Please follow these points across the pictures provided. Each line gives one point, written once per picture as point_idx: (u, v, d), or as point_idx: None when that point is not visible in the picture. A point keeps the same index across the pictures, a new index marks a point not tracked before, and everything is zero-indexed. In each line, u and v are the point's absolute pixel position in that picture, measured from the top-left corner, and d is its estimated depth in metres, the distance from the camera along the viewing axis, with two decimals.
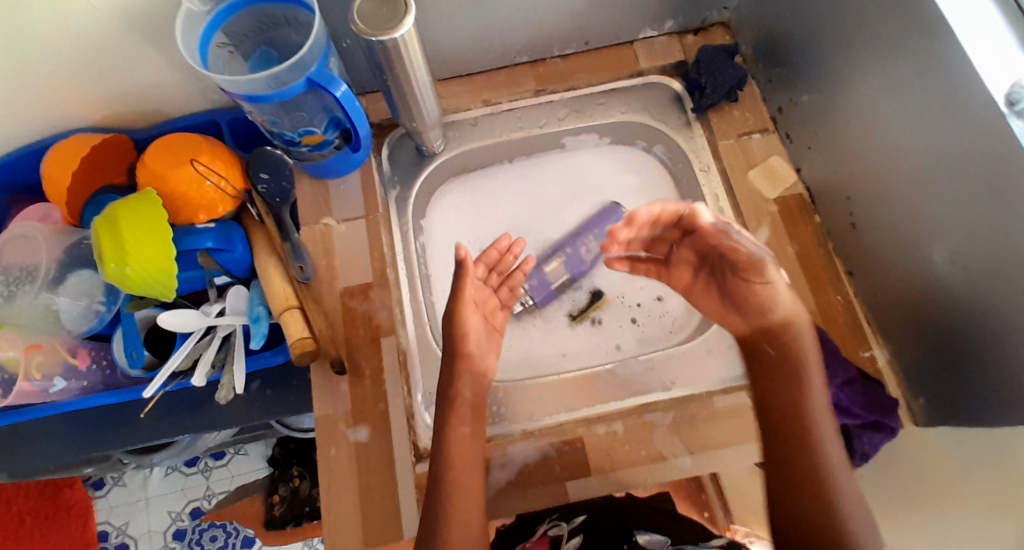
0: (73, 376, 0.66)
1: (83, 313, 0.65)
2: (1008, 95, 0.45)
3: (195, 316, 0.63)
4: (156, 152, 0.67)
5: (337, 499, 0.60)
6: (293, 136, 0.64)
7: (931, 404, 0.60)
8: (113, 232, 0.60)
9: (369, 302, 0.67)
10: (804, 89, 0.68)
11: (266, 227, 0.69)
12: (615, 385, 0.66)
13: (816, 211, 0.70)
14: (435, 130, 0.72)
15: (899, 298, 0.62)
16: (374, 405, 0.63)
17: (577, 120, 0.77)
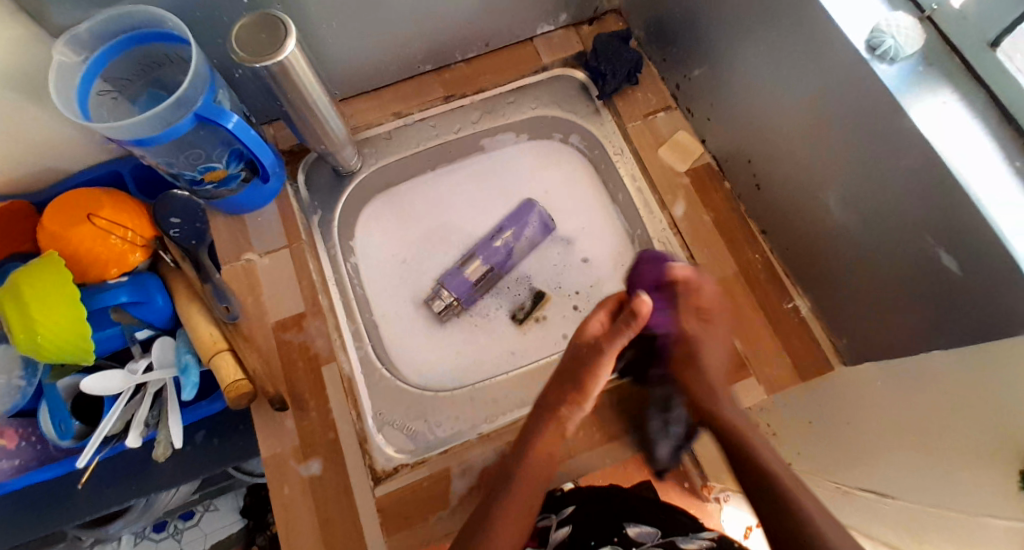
0: (3, 457, 0.62)
1: (3, 390, 0.62)
2: (868, 42, 0.49)
3: (120, 375, 0.61)
4: (52, 211, 0.64)
5: (298, 538, 0.58)
6: (194, 175, 0.63)
7: (852, 343, 0.63)
8: (15, 305, 0.57)
9: (304, 331, 0.66)
10: (696, 63, 0.71)
11: (184, 272, 0.67)
12: None
13: (725, 177, 0.73)
14: (347, 149, 0.72)
15: (811, 248, 0.65)
16: (323, 435, 0.62)
17: (489, 121, 0.78)
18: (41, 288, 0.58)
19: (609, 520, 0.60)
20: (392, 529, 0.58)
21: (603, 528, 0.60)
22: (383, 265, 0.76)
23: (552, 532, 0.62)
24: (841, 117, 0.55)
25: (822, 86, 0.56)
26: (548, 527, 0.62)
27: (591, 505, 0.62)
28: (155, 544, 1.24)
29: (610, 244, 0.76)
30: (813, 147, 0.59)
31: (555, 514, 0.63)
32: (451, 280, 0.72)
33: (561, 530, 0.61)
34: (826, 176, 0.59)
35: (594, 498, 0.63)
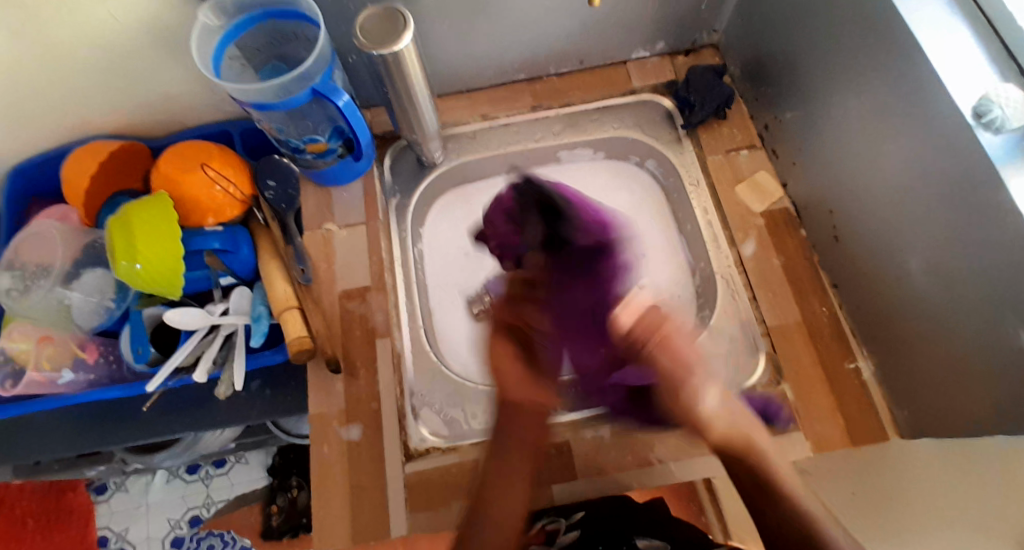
0: (82, 369, 0.67)
1: (93, 309, 0.68)
2: (975, 108, 0.48)
3: (200, 314, 0.66)
4: (168, 157, 0.70)
5: (328, 496, 0.61)
6: (298, 144, 0.68)
7: (913, 414, 0.60)
8: (124, 230, 0.63)
9: (366, 304, 0.69)
10: (789, 106, 0.71)
11: (271, 231, 0.72)
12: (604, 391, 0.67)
13: (802, 225, 0.72)
14: (435, 142, 0.75)
15: (879, 309, 0.63)
16: (367, 404, 0.65)
17: (572, 134, 0.80)
18: (150, 221, 0.64)
19: (619, 534, 0.57)
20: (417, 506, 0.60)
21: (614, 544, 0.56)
22: (448, 257, 0.78)
23: (561, 537, 0.58)
24: (932, 181, 0.53)
25: (918, 147, 0.55)
26: (558, 531, 0.58)
27: (602, 513, 0.59)
28: (185, 484, 1.32)
29: (672, 273, 0.77)
30: (897, 207, 0.58)
31: (564, 519, 0.59)
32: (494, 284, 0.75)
33: (568, 535, 0.58)
34: (908, 238, 0.58)
35: (604, 508, 0.59)
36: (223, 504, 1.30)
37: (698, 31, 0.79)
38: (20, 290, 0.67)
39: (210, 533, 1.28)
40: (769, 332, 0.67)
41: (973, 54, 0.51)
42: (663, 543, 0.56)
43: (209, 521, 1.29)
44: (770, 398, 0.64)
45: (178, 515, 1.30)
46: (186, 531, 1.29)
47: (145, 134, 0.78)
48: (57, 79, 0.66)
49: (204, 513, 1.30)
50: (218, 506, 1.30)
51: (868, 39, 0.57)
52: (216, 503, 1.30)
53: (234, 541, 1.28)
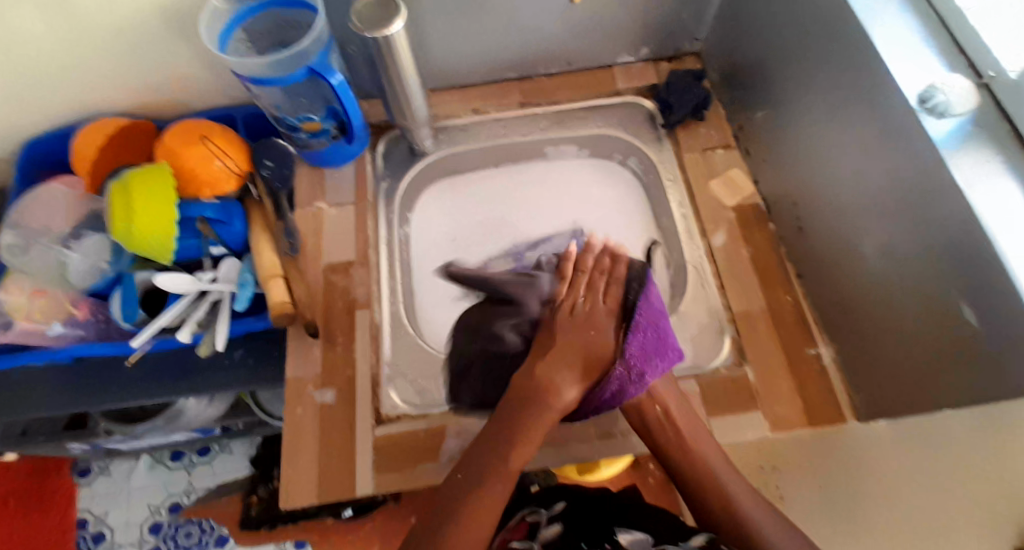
0: (72, 324, 0.70)
1: (89, 270, 0.70)
2: (920, 97, 0.53)
3: (188, 279, 0.68)
4: (173, 130, 0.74)
5: (299, 455, 0.63)
6: (294, 122, 0.72)
7: (870, 399, 0.63)
8: (124, 195, 0.66)
9: (349, 277, 0.72)
10: (761, 107, 0.74)
11: (264, 207, 0.75)
12: None
13: (771, 220, 0.75)
14: (425, 129, 0.78)
15: (842, 298, 0.66)
16: (344, 370, 0.67)
17: (558, 130, 0.83)
18: (151, 185, 0.67)
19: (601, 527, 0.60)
20: (384, 465, 0.62)
21: (595, 533, 0.60)
22: (434, 242, 0.82)
23: (540, 529, 0.62)
24: (889, 170, 0.57)
25: (875, 142, 0.58)
26: (537, 524, 0.63)
27: (581, 503, 0.64)
28: (169, 470, 1.32)
29: (647, 266, 0.80)
30: (858, 199, 0.61)
31: (545, 511, 0.65)
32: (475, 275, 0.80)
33: (550, 529, 0.61)
34: (866, 228, 0.61)
35: (589, 500, 0.64)
36: (205, 491, 1.29)
37: (681, 39, 0.84)
38: (20, 246, 0.70)
39: (189, 521, 1.28)
40: (734, 318, 0.71)
41: (922, 53, 0.56)
42: (645, 537, 0.57)
43: (188, 509, 1.28)
44: (732, 380, 0.67)
45: (159, 501, 1.30)
46: (165, 518, 1.28)
47: (149, 113, 0.82)
48: (70, 55, 0.70)
49: (185, 500, 1.29)
50: (200, 493, 1.29)
51: (832, 41, 0.61)
52: (199, 490, 1.30)
53: (214, 529, 1.26)
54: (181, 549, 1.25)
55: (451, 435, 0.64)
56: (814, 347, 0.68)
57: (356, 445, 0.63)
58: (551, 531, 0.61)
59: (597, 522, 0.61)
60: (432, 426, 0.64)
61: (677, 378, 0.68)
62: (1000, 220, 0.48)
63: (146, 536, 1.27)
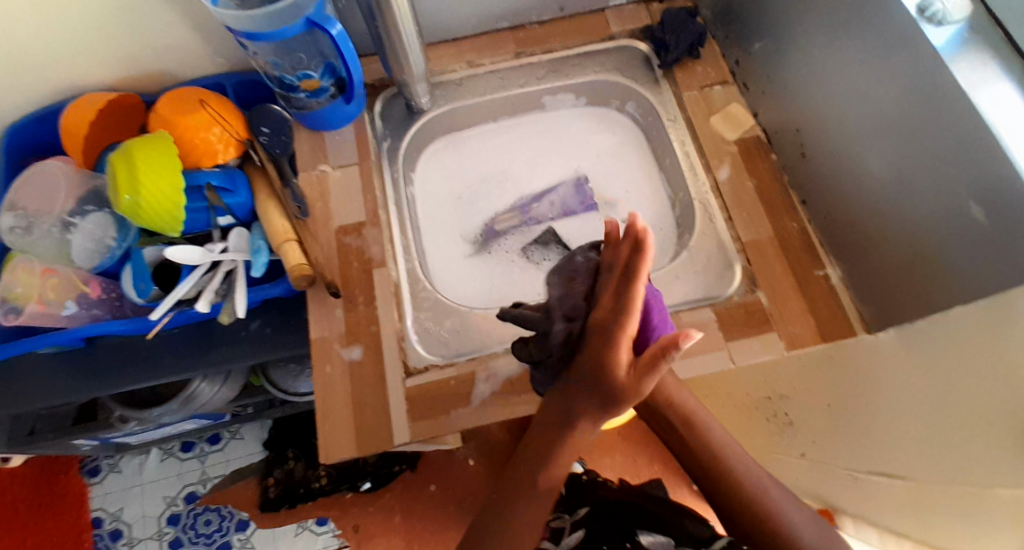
0: (85, 303, 0.68)
1: (95, 247, 0.69)
2: (919, 5, 0.55)
3: (200, 251, 0.67)
4: (167, 99, 0.72)
5: (332, 412, 0.63)
6: (293, 80, 0.71)
7: (880, 310, 0.65)
8: (127, 164, 0.64)
9: (362, 238, 0.72)
10: (757, 37, 0.75)
11: (266, 171, 0.74)
12: None
13: (772, 150, 0.76)
14: (422, 85, 0.78)
15: (847, 218, 0.67)
16: (367, 327, 0.67)
17: (555, 79, 0.84)
18: (152, 157, 0.65)
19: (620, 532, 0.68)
20: (418, 414, 0.63)
21: (615, 538, 0.67)
22: (440, 200, 0.82)
23: (566, 535, 0.70)
24: (892, 80, 0.58)
25: (874, 55, 0.59)
26: (562, 530, 0.70)
27: (601, 516, 0.71)
28: (181, 462, 1.31)
29: (653, 207, 0.81)
30: (858, 117, 0.63)
31: (569, 516, 0.73)
32: (485, 230, 0.81)
33: (573, 535, 0.70)
34: (868, 144, 0.63)
35: (606, 506, 0.73)
36: (220, 478, 1.30)
37: None
38: (22, 228, 0.69)
39: (207, 509, 1.28)
40: (744, 248, 0.72)
41: None
42: (665, 539, 0.65)
43: (206, 497, 1.28)
44: (746, 306, 0.69)
45: (174, 492, 1.29)
46: (183, 508, 1.28)
47: (138, 88, 0.80)
48: (56, 28, 0.68)
49: (201, 489, 1.29)
50: (214, 481, 1.30)
51: None
52: (212, 479, 1.30)
53: (232, 515, 1.27)
54: (202, 537, 1.25)
55: (480, 380, 0.65)
56: (822, 268, 0.70)
57: (388, 397, 0.64)
58: (574, 538, 0.69)
59: (616, 530, 0.69)
60: (460, 374, 0.65)
61: (694, 307, 0.70)
62: (1003, 114, 0.49)
63: (165, 527, 1.27)
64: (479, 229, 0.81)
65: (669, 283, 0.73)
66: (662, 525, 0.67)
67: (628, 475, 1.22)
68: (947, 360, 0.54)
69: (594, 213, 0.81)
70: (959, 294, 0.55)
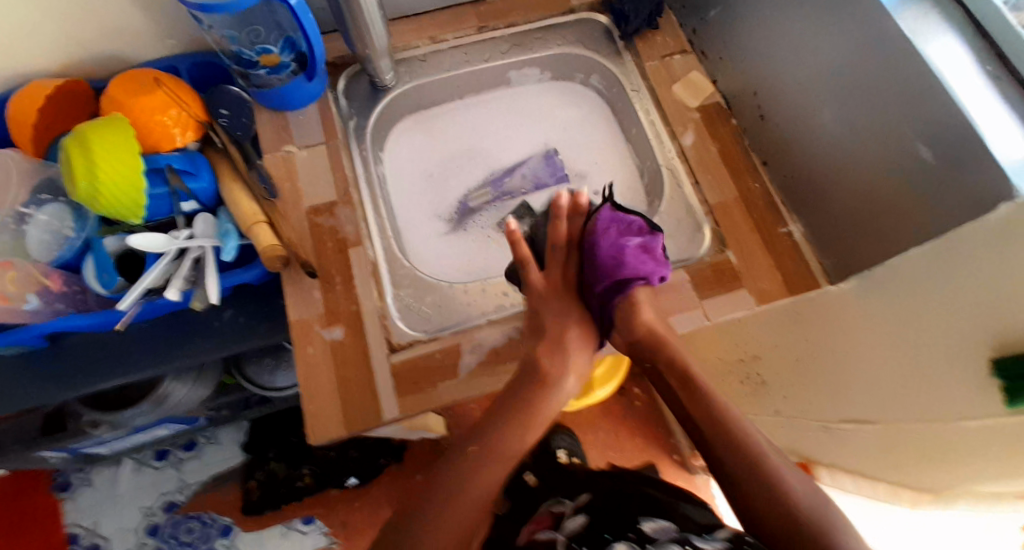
0: (48, 296, 0.64)
1: (53, 238, 0.66)
2: None
3: (164, 238, 0.65)
4: (119, 83, 0.69)
5: (316, 393, 0.62)
6: (251, 55, 0.70)
7: (840, 260, 0.68)
8: (81, 150, 0.61)
9: (335, 217, 0.71)
10: (712, 4, 0.77)
11: (229, 154, 0.72)
12: None
13: (732, 114, 0.78)
14: (386, 61, 0.77)
15: (807, 175, 0.70)
16: (347, 306, 0.67)
17: (519, 53, 0.84)
18: (110, 143, 0.62)
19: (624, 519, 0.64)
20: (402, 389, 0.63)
21: (619, 524, 0.63)
22: (412, 180, 0.82)
23: (567, 521, 0.66)
24: (842, 36, 0.61)
25: (825, 12, 0.62)
26: (563, 515, 0.67)
27: (603, 500, 0.69)
28: (156, 471, 1.27)
29: (622, 177, 0.83)
30: (812, 74, 0.66)
31: (568, 503, 0.69)
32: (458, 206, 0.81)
33: (575, 520, 0.66)
34: (822, 98, 0.65)
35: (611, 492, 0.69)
36: (197, 485, 1.25)
37: None
38: None
39: (188, 517, 1.24)
40: (711, 209, 0.74)
41: None
42: (669, 525, 0.62)
43: (185, 505, 1.24)
44: (716, 264, 0.71)
45: (150, 503, 1.25)
46: (162, 518, 1.24)
47: (87, 76, 0.76)
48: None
49: (179, 498, 1.25)
50: (192, 488, 1.25)
51: None
52: (190, 486, 1.26)
53: (214, 521, 1.23)
54: (183, 546, 1.22)
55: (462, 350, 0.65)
56: (783, 222, 0.73)
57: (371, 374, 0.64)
58: (577, 522, 0.65)
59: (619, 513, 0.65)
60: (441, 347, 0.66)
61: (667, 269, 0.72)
62: (945, 61, 0.53)
63: (144, 539, 1.22)
64: (452, 206, 0.81)
65: None
66: (665, 513, 0.64)
67: (611, 450, 1.25)
68: (908, 298, 0.58)
69: (566, 186, 0.83)
70: (910, 234, 0.59)
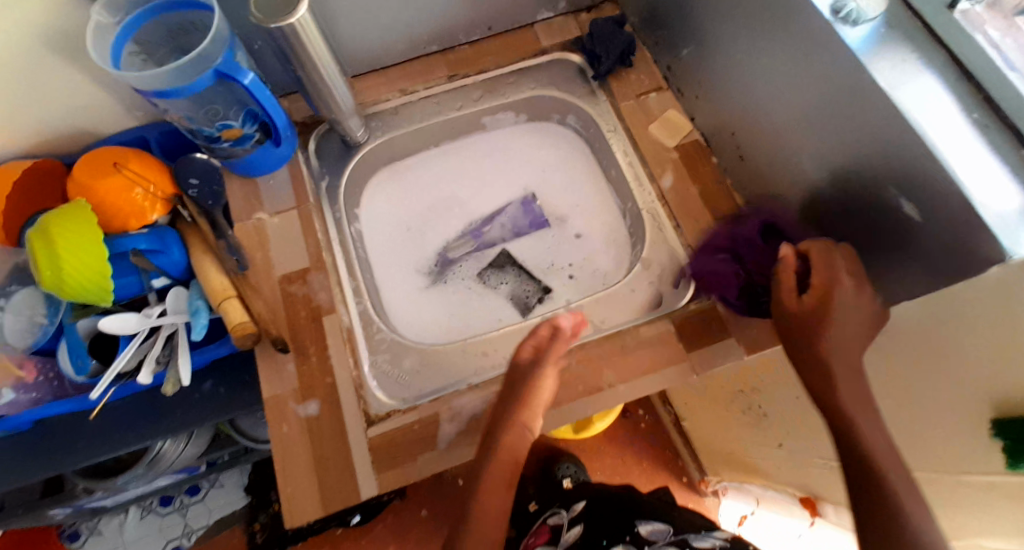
0: (23, 388, 0.66)
1: (27, 327, 0.67)
2: (831, 6, 0.54)
3: (136, 317, 0.65)
4: (83, 164, 0.69)
5: (292, 473, 0.61)
6: (212, 131, 0.68)
7: None
8: (45, 242, 0.61)
9: (307, 285, 0.69)
10: (684, 43, 0.75)
11: (199, 228, 0.71)
12: None
13: (712, 153, 0.76)
14: (354, 120, 0.76)
15: (791, 215, 0.67)
16: (321, 379, 0.65)
17: (491, 99, 0.82)
18: (71, 231, 0.62)
19: (622, 524, 0.67)
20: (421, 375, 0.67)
21: (616, 529, 0.67)
22: (389, 235, 0.81)
23: (564, 533, 0.68)
24: (812, 81, 0.58)
25: (796, 57, 0.59)
26: (560, 528, 0.69)
27: (603, 516, 0.68)
28: (161, 517, 1.27)
29: (604, 218, 0.81)
30: (787, 118, 0.63)
31: (566, 512, 0.72)
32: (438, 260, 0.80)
33: (572, 531, 0.68)
34: (801, 141, 0.62)
35: (606, 497, 0.71)
36: (203, 530, 1.26)
37: None
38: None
39: None
40: (695, 254, 0.71)
41: None
42: (663, 527, 0.66)
43: None
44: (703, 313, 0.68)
45: None
46: None
47: (58, 152, 0.76)
48: None
49: (185, 543, 1.26)
50: (198, 533, 1.26)
51: None
52: (196, 531, 1.27)
53: None
54: None
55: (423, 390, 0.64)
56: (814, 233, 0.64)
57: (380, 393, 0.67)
58: (573, 534, 0.68)
59: (618, 522, 0.67)
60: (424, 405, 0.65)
61: (652, 320, 0.69)
62: (922, 108, 0.50)
63: None
64: (431, 260, 0.80)
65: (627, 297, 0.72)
66: (660, 515, 0.68)
67: (617, 473, 1.19)
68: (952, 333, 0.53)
69: (547, 231, 0.81)
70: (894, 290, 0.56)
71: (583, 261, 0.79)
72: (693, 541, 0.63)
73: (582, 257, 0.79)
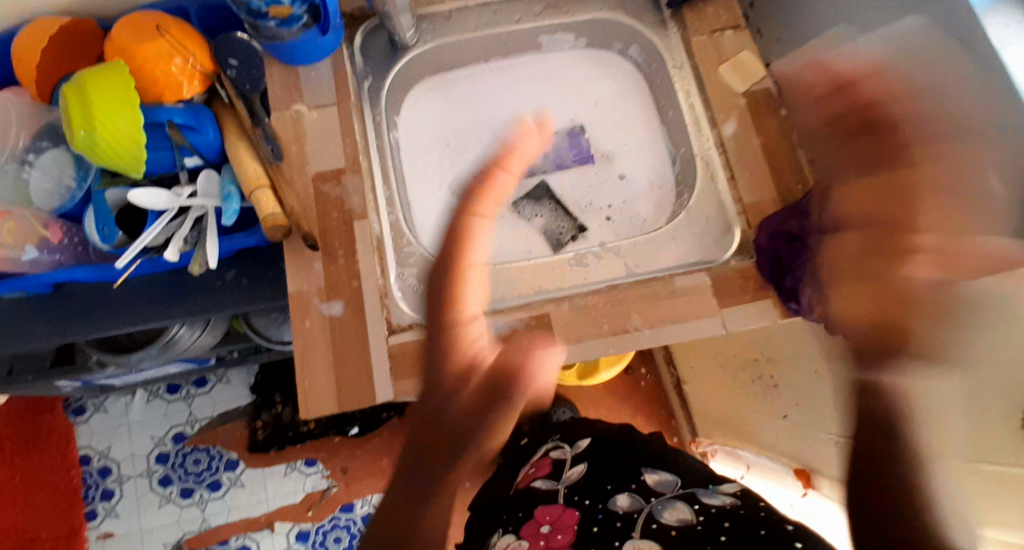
0: (47, 249, 0.65)
1: (54, 188, 0.67)
2: None
3: (166, 195, 0.63)
4: (122, 27, 0.66)
5: (310, 369, 0.61)
6: (260, 6, 0.63)
7: None
8: (79, 95, 0.59)
9: (341, 186, 0.67)
10: None
11: (236, 110, 0.68)
12: (602, 266, 0.69)
13: (783, 105, 0.71)
14: (407, 18, 0.71)
15: None
16: (347, 281, 0.64)
17: (554, 15, 0.77)
18: (105, 89, 0.60)
19: (627, 470, 0.64)
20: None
21: (620, 476, 0.63)
22: (427, 148, 0.78)
23: (569, 470, 0.67)
24: None
25: None
26: (565, 465, 0.68)
27: (608, 456, 0.67)
28: (167, 403, 1.29)
29: (654, 160, 0.77)
30: None
31: (569, 449, 0.72)
32: None
33: (577, 470, 0.67)
34: None
35: (614, 439, 0.70)
36: (207, 420, 1.28)
37: None
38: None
39: (195, 449, 1.27)
40: (746, 209, 0.68)
41: None
42: (672, 478, 0.61)
43: (193, 438, 1.27)
44: (744, 271, 0.66)
45: (161, 433, 1.28)
46: (171, 448, 1.27)
47: (96, 12, 0.72)
48: None
49: (188, 430, 1.28)
50: (201, 423, 1.28)
51: None
52: (200, 420, 1.28)
53: (221, 456, 1.26)
54: (190, 477, 1.25)
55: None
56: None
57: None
58: (576, 472, 0.67)
59: (623, 465, 0.65)
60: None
61: (688, 272, 0.66)
62: None
63: (153, 466, 1.26)
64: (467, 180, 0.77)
65: (664, 245, 0.70)
66: (669, 464, 0.64)
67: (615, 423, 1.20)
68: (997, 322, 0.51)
69: (590, 166, 0.78)
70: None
71: (624, 203, 0.76)
72: (701, 496, 0.57)
73: (623, 198, 0.76)
